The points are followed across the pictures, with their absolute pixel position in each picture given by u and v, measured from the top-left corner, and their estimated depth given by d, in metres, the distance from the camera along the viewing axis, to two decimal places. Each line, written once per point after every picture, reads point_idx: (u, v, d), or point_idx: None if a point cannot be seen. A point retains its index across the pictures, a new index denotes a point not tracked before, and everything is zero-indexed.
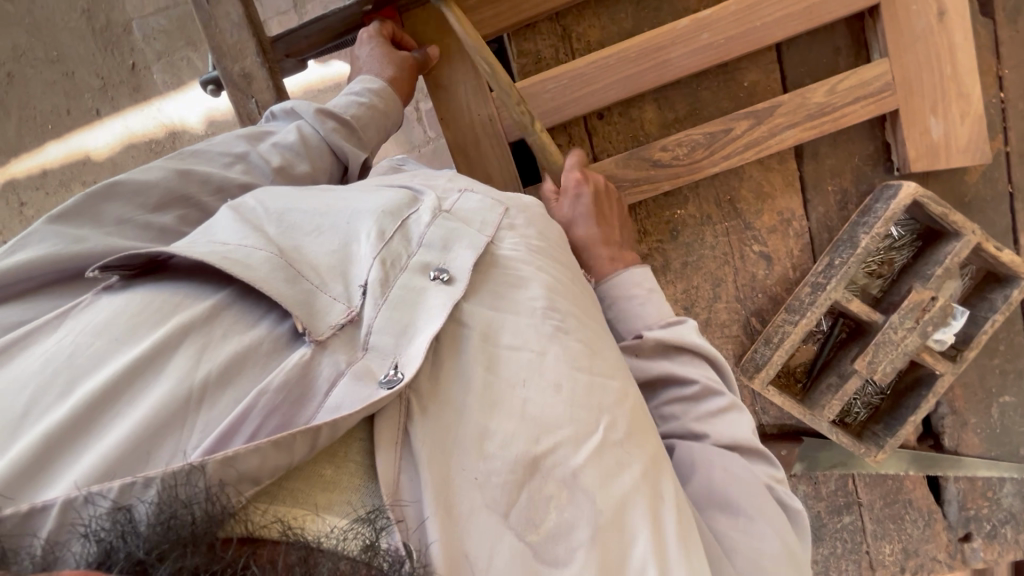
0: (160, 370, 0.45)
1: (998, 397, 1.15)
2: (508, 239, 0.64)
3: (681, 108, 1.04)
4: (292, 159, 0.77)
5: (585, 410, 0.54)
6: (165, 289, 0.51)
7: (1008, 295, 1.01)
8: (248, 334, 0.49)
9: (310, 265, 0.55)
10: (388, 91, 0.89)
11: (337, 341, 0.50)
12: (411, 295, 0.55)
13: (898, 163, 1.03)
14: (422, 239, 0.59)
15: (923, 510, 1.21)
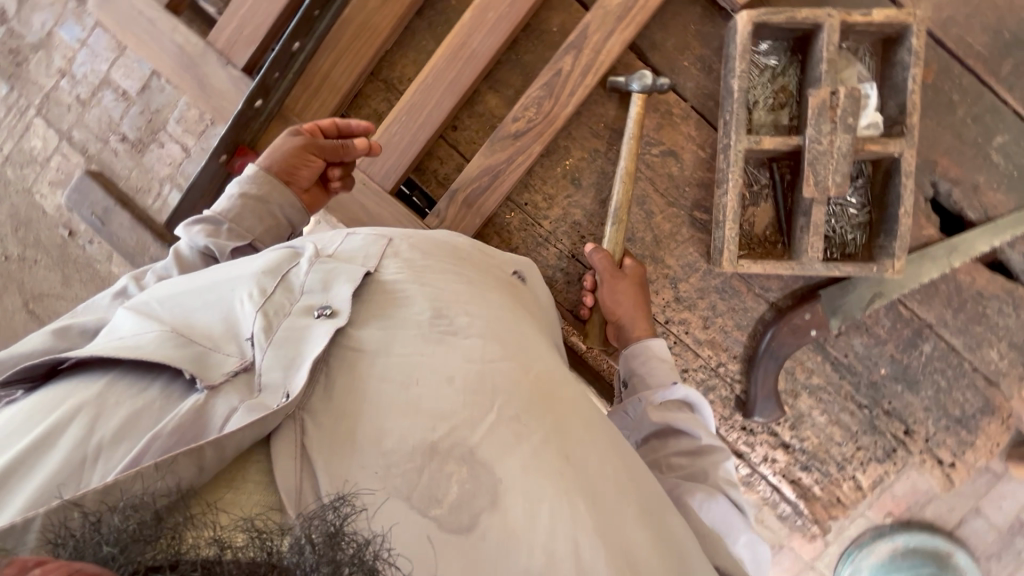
0: (54, 441, 0.47)
1: (990, 142, 1.03)
2: (388, 263, 0.67)
3: (516, 81, 1.09)
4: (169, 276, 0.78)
5: (480, 395, 0.55)
6: (74, 376, 0.53)
7: (910, 48, 0.94)
8: (141, 394, 0.50)
9: (197, 334, 0.56)
10: (264, 175, 0.89)
11: (230, 386, 0.51)
12: (296, 332, 0.55)
13: (729, 6, 1.03)
14: (303, 285, 0.60)
15: (1002, 295, 1.05)
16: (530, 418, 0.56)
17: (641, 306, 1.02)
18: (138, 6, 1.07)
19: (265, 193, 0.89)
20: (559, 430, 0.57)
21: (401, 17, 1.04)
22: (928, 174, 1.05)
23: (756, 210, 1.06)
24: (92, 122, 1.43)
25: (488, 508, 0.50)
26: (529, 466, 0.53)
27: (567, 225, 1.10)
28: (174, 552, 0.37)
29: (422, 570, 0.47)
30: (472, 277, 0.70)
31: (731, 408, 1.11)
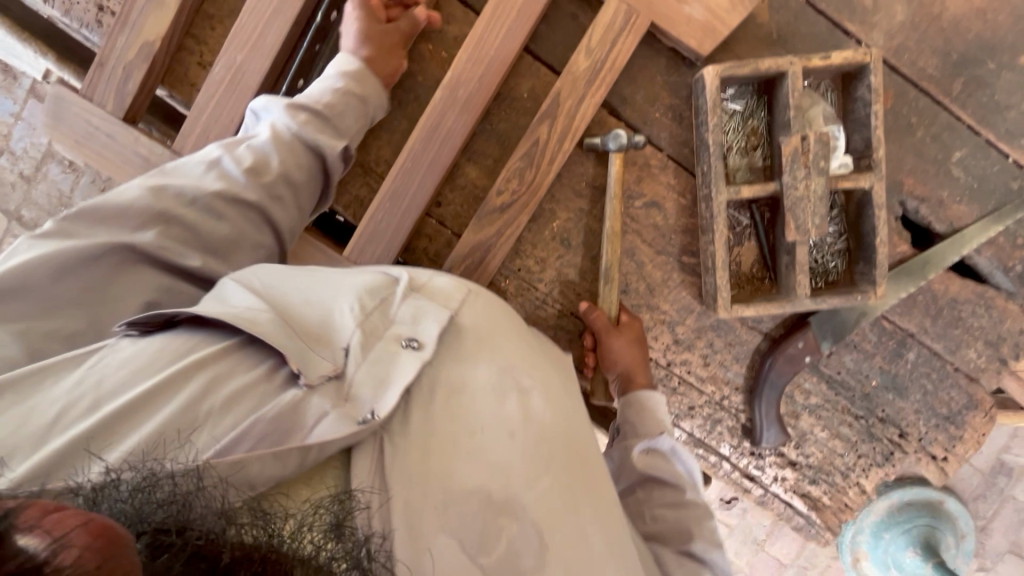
0: (171, 397, 0.59)
1: (950, 158, 1.09)
2: (466, 314, 0.76)
3: (493, 150, 1.09)
4: (264, 156, 0.86)
5: (538, 462, 0.66)
6: (175, 342, 0.64)
7: (870, 84, 0.98)
8: (253, 377, 0.62)
9: (303, 326, 0.68)
10: (365, 69, 0.95)
11: (325, 388, 0.63)
12: (387, 355, 0.67)
13: (693, 56, 1.05)
14: (396, 318, 0.71)
15: (975, 298, 1.12)
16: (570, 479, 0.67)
17: (637, 362, 1.03)
18: (94, 122, 1.03)
19: (360, 87, 0.94)
20: (597, 503, 0.68)
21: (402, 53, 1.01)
22: (896, 194, 1.10)
23: (741, 249, 1.10)
24: (57, 202, 1.42)
25: (532, 566, 0.61)
26: (571, 535, 0.64)
27: (561, 285, 1.12)
28: (182, 516, 0.43)
29: None
30: (537, 349, 0.79)
31: (739, 436, 1.16)
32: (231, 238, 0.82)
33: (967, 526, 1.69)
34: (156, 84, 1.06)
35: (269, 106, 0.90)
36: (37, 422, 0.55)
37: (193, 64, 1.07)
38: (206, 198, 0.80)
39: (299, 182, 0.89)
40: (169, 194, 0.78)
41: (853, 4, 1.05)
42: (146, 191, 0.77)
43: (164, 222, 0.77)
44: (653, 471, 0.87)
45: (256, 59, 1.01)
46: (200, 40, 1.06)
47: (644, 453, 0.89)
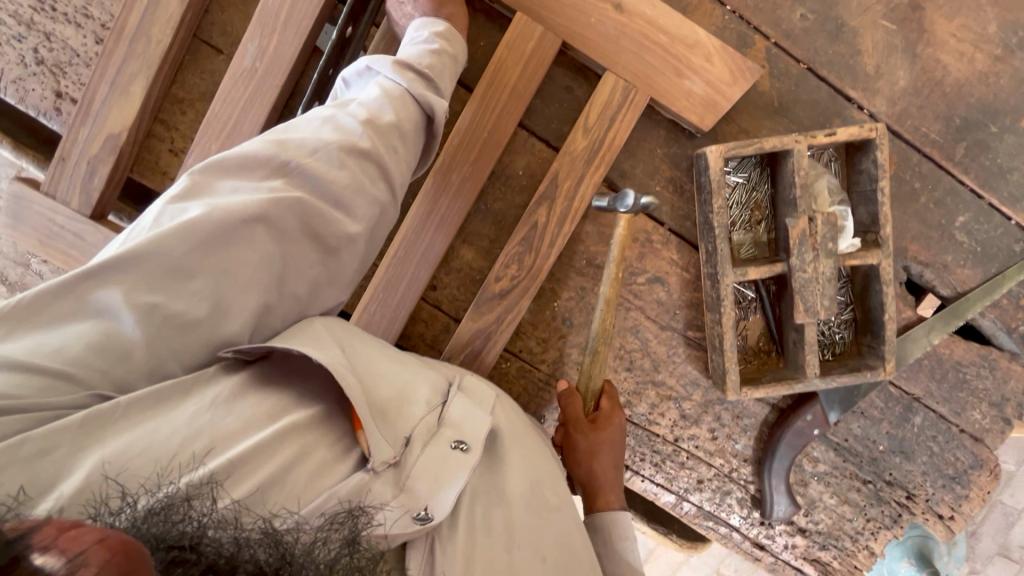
0: (270, 456, 0.59)
1: (953, 223, 1.07)
2: (507, 422, 0.78)
3: (489, 230, 1.04)
4: (377, 111, 0.80)
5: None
6: (264, 396, 0.64)
7: (876, 159, 0.95)
8: (328, 453, 0.63)
9: (378, 398, 0.68)
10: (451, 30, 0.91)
11: (384, 476, 0.64)
12: (437, 451, 0.68)
13: (693, 129, 1.01)
14: (449, 415, 0.72)
15: (978, 360, 1.12)
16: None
17: (603, 476, 0.91)
18: (58, 221, 0.95)
19: (447, 48, 0.89)
20: None
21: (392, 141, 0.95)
22: (900, 260, 1.09)
23: (747, 323, 1.07)
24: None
25: None
26: None
27: (565, 365, 1.08)
28: (198, 533, 0.45)
29: None
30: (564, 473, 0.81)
31: (748, 507, 1.15)
32: (348, 189, 0.73)
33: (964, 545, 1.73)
34: (124, 175, 0.98)
35: (373, 63, 0.85)
36: (143, 450, 0.54)
37: (163, 151, 0.99)
38: (328, 149, 0.73)
39: (408, 133, 0.82)
40: (292, 146, 0.72)
41: (855, 70, 1.02)
42: (268, 143, 0.71)
43: (291, 175, 0.71)
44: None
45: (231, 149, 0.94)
46: (170, 125, 0.99)
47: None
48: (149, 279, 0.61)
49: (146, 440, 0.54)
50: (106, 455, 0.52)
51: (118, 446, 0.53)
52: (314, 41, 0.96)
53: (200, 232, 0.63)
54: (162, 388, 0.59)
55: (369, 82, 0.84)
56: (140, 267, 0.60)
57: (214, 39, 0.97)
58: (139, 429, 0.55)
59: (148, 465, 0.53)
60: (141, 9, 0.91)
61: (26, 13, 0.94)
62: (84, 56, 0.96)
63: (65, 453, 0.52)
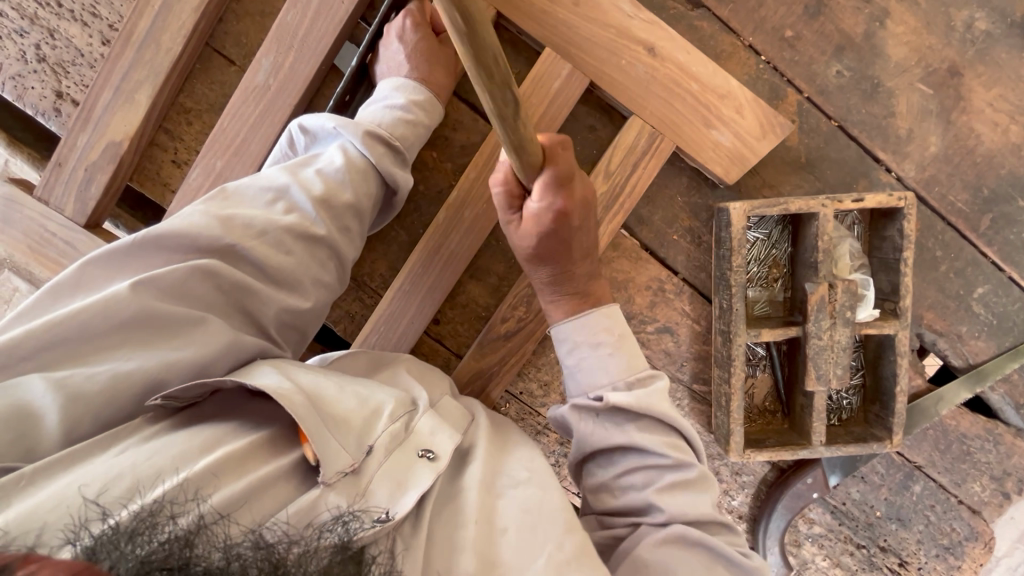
0: (218, 479, 0.56)
1: (971, 294, 1.05)
2: (481, 436, 0.77)
3: (498, 267, 1.01)
4: (337, 186, 0.77)
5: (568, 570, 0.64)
6: (201, 430, 0.61)
7: (901, 228, 0.92)
8: (278, 469, 0.60)
9: (333, 412, 0.64)
10: (430, 100, 0.87)
11: (341, 484, 0.60)
12: (405, 460, 0.65)
13: (717, 179, 0.97)
14: (421, 425, 0.69)
15: (984, 434, 1.10)
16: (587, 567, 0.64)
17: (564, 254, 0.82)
18: (51, 228, 0.91)
19: (421, 118, 0.86)
20: None
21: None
22: (914, 327, 1.06)
23: (755, 380, 1.05)
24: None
25: None
26: None
27: None
28: (185, 555, 0.42)
29: None
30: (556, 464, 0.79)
31: None
32: (294, 273, 0.73)
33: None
34: (122, 184, 0.94)
35: (330, 127, 0.81)
36: (58, 506, 0.50)
37: (166, 162, 0.95)
38: (275, 230, 0.72)
39: (365, 211, 0.80)
40: (237, 225, 0.70)
41: (887, 132, 0.99)
42: (210, 219, 0.69)
43: (233, 255, 0.70)
44: (605, 435, 0.73)
45: (238, 166, 0.90)
46: (173, 135, 0.94)
47: (575, 408, 0.76)
48: (78, 357, 0.61)
49: (93, 477, 0.53)
50: (44, 500, 0.51)
51: (36, 506, 0.50)
52: (333, 60, 0.92)
53: (138, 307, 0.63)
54: (81, 447, 0.57)
55: (331, 145, 0.81)
56: (75, 340, 0.61)
57: (227, 49, 0.92)
58: (79, 473, 0.54)
59: (106, 492, 0.52)
60: (151, 15, 0.86)
61: (30, 7, 0.90)
62: (87, 57, 0.91)
63: (8, 506, 0.51)
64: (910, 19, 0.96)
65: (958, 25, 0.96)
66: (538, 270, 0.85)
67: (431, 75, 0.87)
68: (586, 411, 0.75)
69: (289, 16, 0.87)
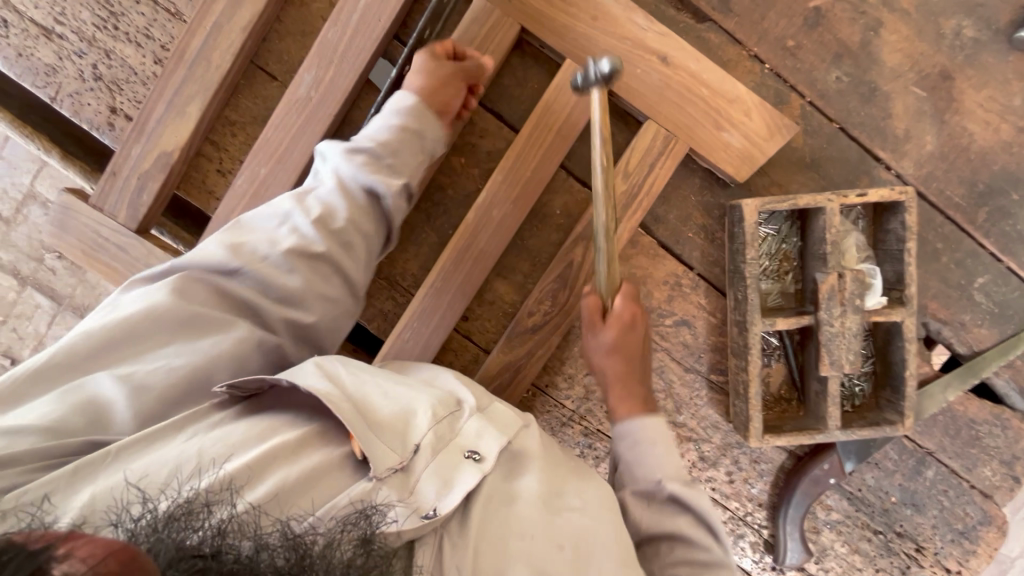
0: (264, 470, 0.62)
1: (972, 283, 1.10)
2: (529, 442, 0.81)
3: (523, 265, 1.07)
4: (330, 207, 0.84)
5: (591, 562, 0.69)
6: (254, 424, 0.67)
7: (904, 221, 0.98)
8: (331, 461, 0.66)
9: (376, 416, 0.70)
10: (427, 117, 0.91)
11: (391, 481, 0.66)
12: (449, 460, 0.70)
13: (728, 179, 1.04)
14: (465, 428, 0.75)
15: (991, 418, 1.14)
16: (602, 564, 0.70)
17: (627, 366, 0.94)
18: (105, 233, 0.97)
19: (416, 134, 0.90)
20: None
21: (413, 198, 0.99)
22: (919, 317, 1.11)
23: (770, 370, 1.10)
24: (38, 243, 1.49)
25: None
26: None
27: (589, 401, 1.10)
28: (217, 544, 0.48)
29: None
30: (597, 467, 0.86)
31: (761, 551, 1.16)
32: (300, 295, 0.81)
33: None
34: (171, 192, 1.00)
35: (332, 150, 0.88)
36: (121, 487, 0.57)
37: (211, 171, 1.01)
38: (279, 254, 0.81)
39: (364, 249, 0.88)
40: (246, 249, 0.81)
41: (885, 132, 1.05)
42: (224, 246, 0.80)
43: (228, 301, 0.80)
44: (662, 529, 0.80)
45: (281, 172, 0.96)
46: (219, 146, 1.01)
47: (631, 496, 0.84)
48: (125, 358, 0.71)
49: (156, 468, 0.59)
50: (109, 483, 0.58)
51: (104, 487, 0.57)
52: (368, 74, 0.98)
53: (173, 312, 0.75)
54: (152, 431, 0.65)
55: (329, 170, 0.87)
56: (117, 347, 0.71)
57: (270, 66, 0.99)
58: (145, 461, 0.61)
59: (164, 482, 0.58)
60: (203, 35, 0.93)
61: (89, 30, 0.97)
62: (141, 75, 0.98)
63: (80, 489, 0.57)
64: (903, 28, 1.03)
65: (947, 32, 1.03)
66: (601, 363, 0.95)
67: (432, 99, 0.92)
68: (639, 491, 0.84)
69: (330, 34, 0.94)
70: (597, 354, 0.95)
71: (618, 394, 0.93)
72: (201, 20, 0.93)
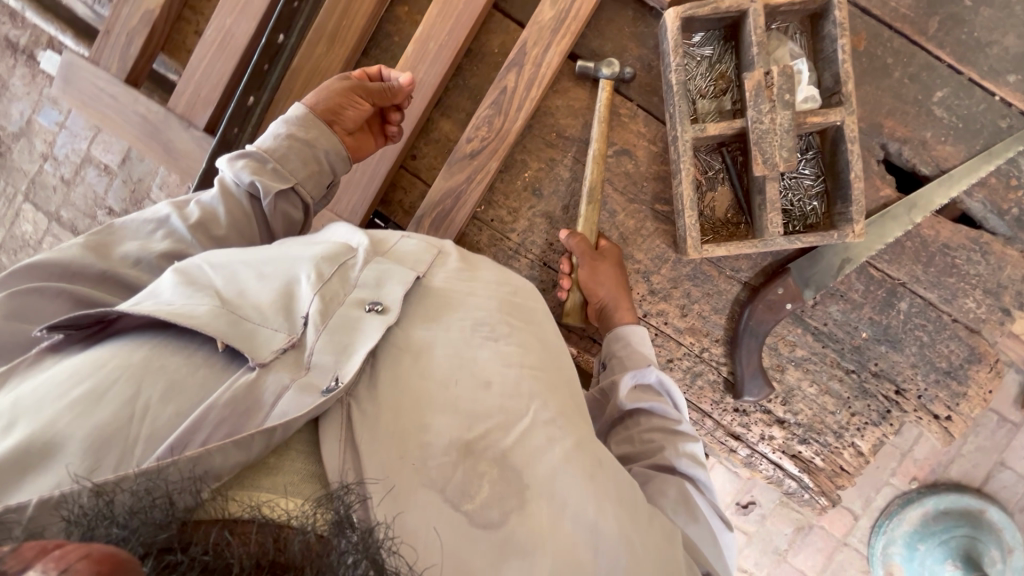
0: (100, 399, 0.55)
1: (931, 99, 1.06)
2: (440, 277, 0.78)
3: (465, 104, 1.13)
4: (212, 211, 0.85)
5: (519, 393, 0.67)
6: (100, 353, 0.60)
7: (835, 20, 0.97)
8: (195, 360, 0.59)
9: (254, 308, 0.64)
10: (310, 120, 0.94)
11: (281, 362, 0.60)
12: (348, 321, 0.65)
13: (657, 4, 1.07)
14: (357, 280, 0.70)
15: (969, 243, 1.07)
16: (527, 389, 0.67)
17: (623, 290, 1.05)
18: (99, 83, 1.12)
19: (312, 138, 0.93)
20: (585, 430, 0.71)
21: (358, 38, 1.08)
22: (876, 138, 1.07)
23: (715, 194, 1.08)
24: (92, 203, 1.70)
25: (517, 507, 0.61)
26: (576, 476, 0.63)
27: (534, 234, 1.12)
28: (183, 533, 0.43)
29: (433, 555, 0.56)
30: (522, 286, 0.83)
31: (721, 392, 1.12)
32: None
33: (1015, 538, 1.62)
34: (157, 51, 1.15)
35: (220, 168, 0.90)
36: None
37: (190, 33, 1.17)
38: (153, 256, 0.78)
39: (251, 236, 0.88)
40: (115, 254, 0.77)
41: None
42: (87, 251, 0.76)
43: (109, 286, 0.75)
44: (647, 399, 0.92)
45: (242, 20, 1.09)
46: (196, 10, 1.16)
47: (629, 379, 0.94)
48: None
49: None
50: None
51: None
52: None
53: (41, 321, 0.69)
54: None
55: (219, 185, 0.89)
56: None
57: None
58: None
59: None
60: None
61: None
62: None
63: None
64: None
65: None
66: (600, 296, 1.05)
67: (325, 106, 0.96)
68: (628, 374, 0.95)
69: None
70: (599, 287, 1.04)
71: (624, 311, 1.05)
72: None
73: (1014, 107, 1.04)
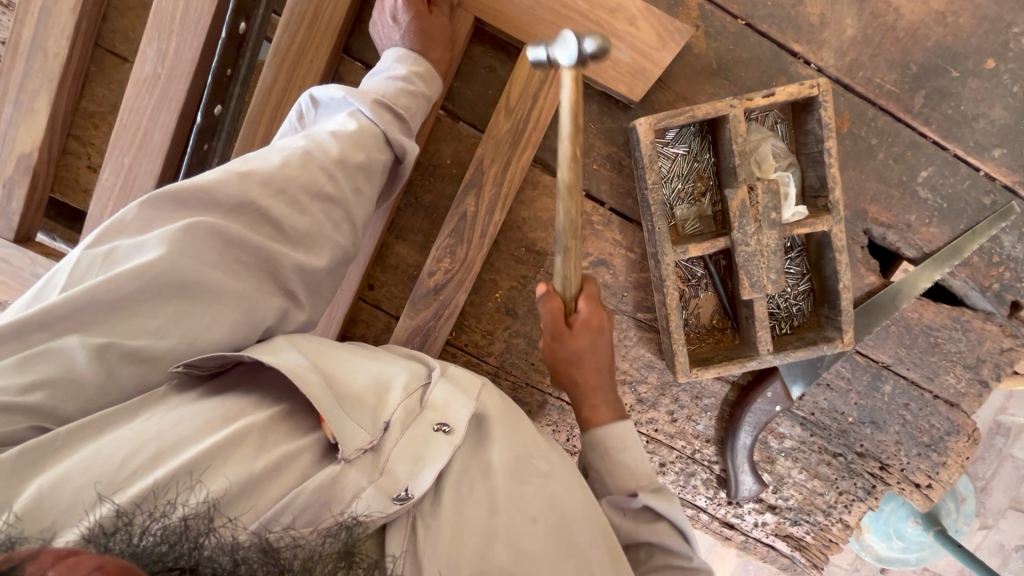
0: (229, 457, 0.54)
1: (915, 179, 1.00)
2: (497, 403, 0.70)
3: (422, 223, 1.01)
4: (349, 145, 0.77)
5: (566, 537, 0.60)
6: (222, 401, 0.59)
7: (820, 118, 0.88)
8: (300, 445, 0.57)
9: (347, 391, 0.62)
10: (426, 68, 0.87)
11: (360, 462, 0.57)
12: (423, 433, 0.62)
13: (626, 100, 0.95)
14: (433, 399, 0.65)
15: (950, 323, 1.05)
16: (578, 532, 0.61)
17: (601, 372, 0.90)
18: None
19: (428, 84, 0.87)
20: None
21: None
22: (860, 224, 1.02)
23: (699, 300, 1.03)
24: None
25: None
26: None
27: (513, 355, 1.05)
28: (195, 556, 0.41)
29: None
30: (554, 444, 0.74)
31: (714, 488, 1.13)
32: (310, 232, 0.72)
33: (968, 488, 1.78)
34: (46, 195, 0.96)
35: (341, 96, 0.82)
36: (84, 469, 0.50)
37: (81, 168, 0.98)
38: (293, 191, 0.70)
39: (377, 171, 0.80)
40: (256, 181, 0.69)
41: (798, 22, 0.95)
42: (229, 175, 0.68)
43: (250, 218, 0.68)
44: (637, 533, 0.74)
45: (145, 158, 0.91)
46: (84, 141, 0.98)
47: (609, 506, 0.77)
48: (107, 325, 0.59)
49: (111, 451, 0.52)
50: (73, 467, 0.50)
51: (57, 477, 0.50)
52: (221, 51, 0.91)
53: (164, 273, 0.61)
54: (108, 413, 0.56)
55: (341, 113, 0.81)
56: (99, 310, 0.59)
57: (118, 47, 0.95)
58: (105, 441, 0.53)
59: (123, 464, 0.51)
60: (33, 23, 0.87)
61: None
62: None
63: (41, 473, 0.51)
64: None
65: None
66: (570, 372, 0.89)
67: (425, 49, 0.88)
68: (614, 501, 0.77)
69: (164, 2, 0.87)
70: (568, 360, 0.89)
71: (597, 398, 0.89)
72: (27, 7, 0.87)
73: (998, 182, 1.00)
